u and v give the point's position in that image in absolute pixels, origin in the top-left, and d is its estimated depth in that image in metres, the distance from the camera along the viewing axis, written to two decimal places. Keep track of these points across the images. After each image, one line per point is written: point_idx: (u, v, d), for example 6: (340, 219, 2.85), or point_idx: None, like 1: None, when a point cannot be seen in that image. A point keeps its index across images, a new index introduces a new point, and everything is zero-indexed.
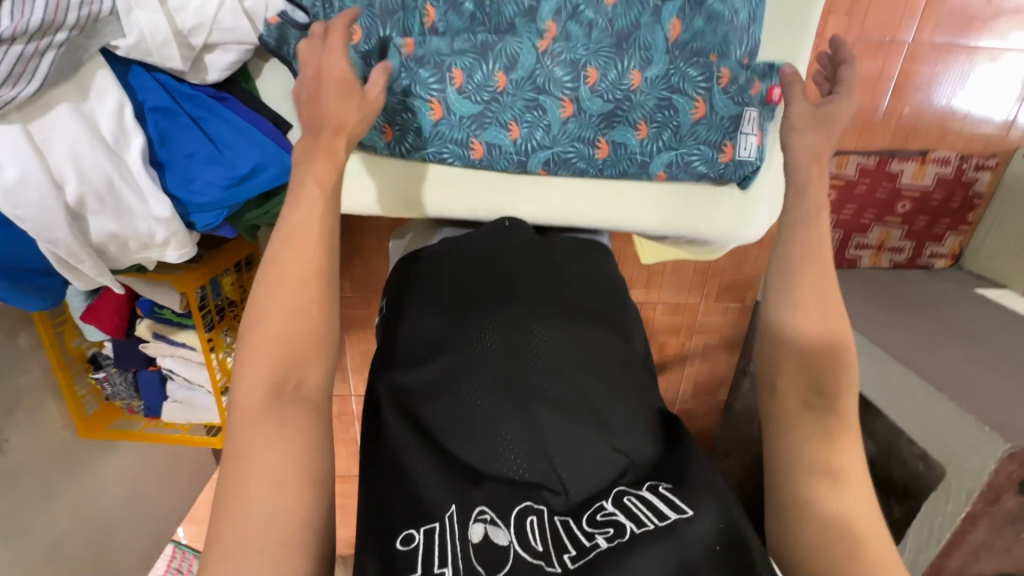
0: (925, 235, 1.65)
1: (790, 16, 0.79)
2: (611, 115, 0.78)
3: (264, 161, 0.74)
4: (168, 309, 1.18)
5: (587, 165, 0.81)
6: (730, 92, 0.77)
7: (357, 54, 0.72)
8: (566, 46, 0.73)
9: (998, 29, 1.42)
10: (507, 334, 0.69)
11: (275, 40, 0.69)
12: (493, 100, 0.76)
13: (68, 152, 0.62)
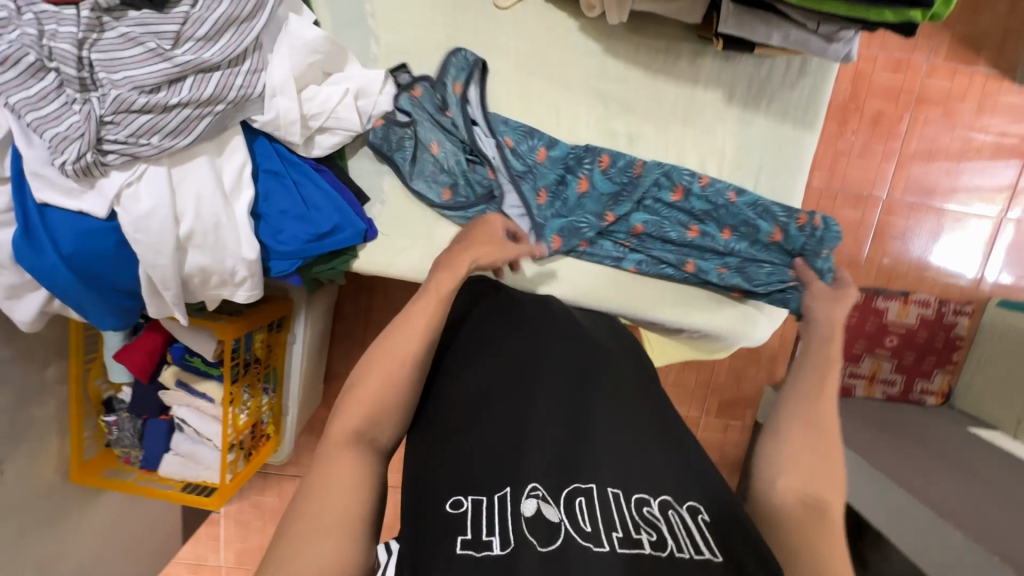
0: (914, 370, 1.75)
1: (788, 154, 0.93)
2: (708, 213, 0.91)
3: (343, 223, 0.86)
4: (198, 356, 1.23)
5: (673, 273, 0.93)
6: (804, 230, 0.90)
7: (450, 151, 0.88)
8: (667, 214, 0.91)
9: (959, 197, 1.66)
10: (568, 371, 0.73)
11: (379, 138, 0.87)
12: (608, 195, 0.90)
13: (194, 194, 0.73)
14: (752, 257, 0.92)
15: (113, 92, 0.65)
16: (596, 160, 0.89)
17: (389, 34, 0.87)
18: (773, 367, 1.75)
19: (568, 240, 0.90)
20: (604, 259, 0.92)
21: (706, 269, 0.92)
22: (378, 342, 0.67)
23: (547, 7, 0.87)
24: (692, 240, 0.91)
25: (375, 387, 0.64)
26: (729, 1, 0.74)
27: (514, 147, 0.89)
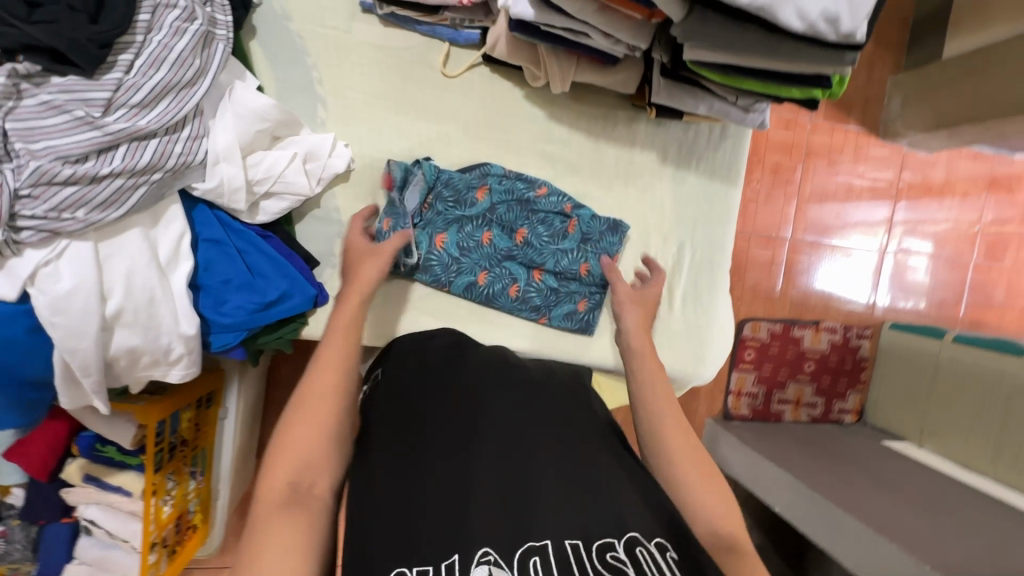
0: (831, 392, 1.94)
1: (719, 211, 1.03)
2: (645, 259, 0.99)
3: (292, 289, 0.82)
4: (111, 445, 1.08)
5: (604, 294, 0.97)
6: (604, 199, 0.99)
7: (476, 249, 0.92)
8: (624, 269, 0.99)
9: (847, 234, 1.89)
10: (521, 410, 0.71)
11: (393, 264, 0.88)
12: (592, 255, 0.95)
13: (125, 269, 0.67)
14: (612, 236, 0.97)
15: (31, 164, 0.59)
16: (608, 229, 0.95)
17: (338, 99, 0.86)
18: (711, 400, 1.85)
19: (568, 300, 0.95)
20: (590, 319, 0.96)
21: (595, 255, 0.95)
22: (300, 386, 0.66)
23: (492, 76, 0.91)
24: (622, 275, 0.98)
25: (304, 439, 0.62)
26: (660, 76, 0.82)
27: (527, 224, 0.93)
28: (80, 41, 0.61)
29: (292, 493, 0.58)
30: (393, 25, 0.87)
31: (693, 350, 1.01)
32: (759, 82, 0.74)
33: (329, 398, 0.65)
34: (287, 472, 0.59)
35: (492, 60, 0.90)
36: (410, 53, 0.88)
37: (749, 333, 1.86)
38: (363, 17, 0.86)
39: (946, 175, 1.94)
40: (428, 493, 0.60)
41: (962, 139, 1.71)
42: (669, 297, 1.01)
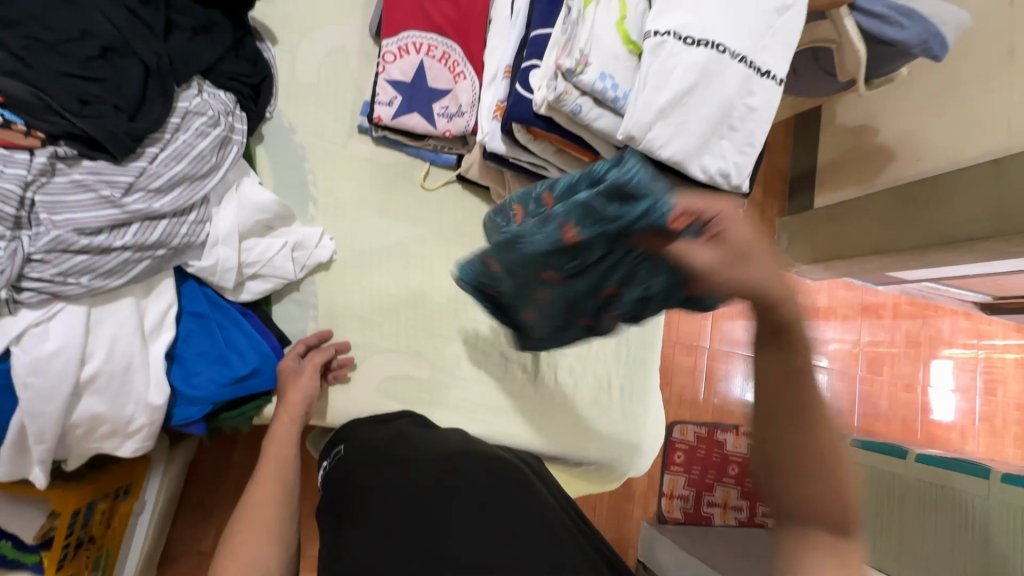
0: (753, 495, 2.08)
1: (648, 314, 1.20)
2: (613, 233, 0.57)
3: (263, 366, 0.85)
4: (8, 539, 0.98)
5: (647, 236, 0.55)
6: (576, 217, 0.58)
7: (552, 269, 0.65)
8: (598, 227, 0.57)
9: None
10: (492, 467, 0.75)
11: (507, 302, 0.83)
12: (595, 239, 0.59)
13: (110, 336, 0.70)
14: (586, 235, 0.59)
15: (50, 233, 0.65)
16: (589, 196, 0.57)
17: (329, 199, 0.99)
18: (645, 501, 1.93)
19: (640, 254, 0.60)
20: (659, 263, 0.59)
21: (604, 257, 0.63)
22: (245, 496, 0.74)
23: (464, 191, 1.08)
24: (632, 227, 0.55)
25: (254, 536, 0.68)
26: None
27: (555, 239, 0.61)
28: (119, 134, 0.70)
29: (248, 569, 0.64)
30: (384, 144, 1.04)
31: (630, 437, 1.12)
32: None
33: (269, 505, 0.73)
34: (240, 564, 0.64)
35: (465, 179, 1.08)
36: (396, 168, 1.04)
37: (677, 436, 2.00)
38: (359, 136, 1.02)
39: (829, 300, 2.30)
40: (404, 534, 0.64)
41: (837, 271, 2.08)
42: (609, 386, 1.13)
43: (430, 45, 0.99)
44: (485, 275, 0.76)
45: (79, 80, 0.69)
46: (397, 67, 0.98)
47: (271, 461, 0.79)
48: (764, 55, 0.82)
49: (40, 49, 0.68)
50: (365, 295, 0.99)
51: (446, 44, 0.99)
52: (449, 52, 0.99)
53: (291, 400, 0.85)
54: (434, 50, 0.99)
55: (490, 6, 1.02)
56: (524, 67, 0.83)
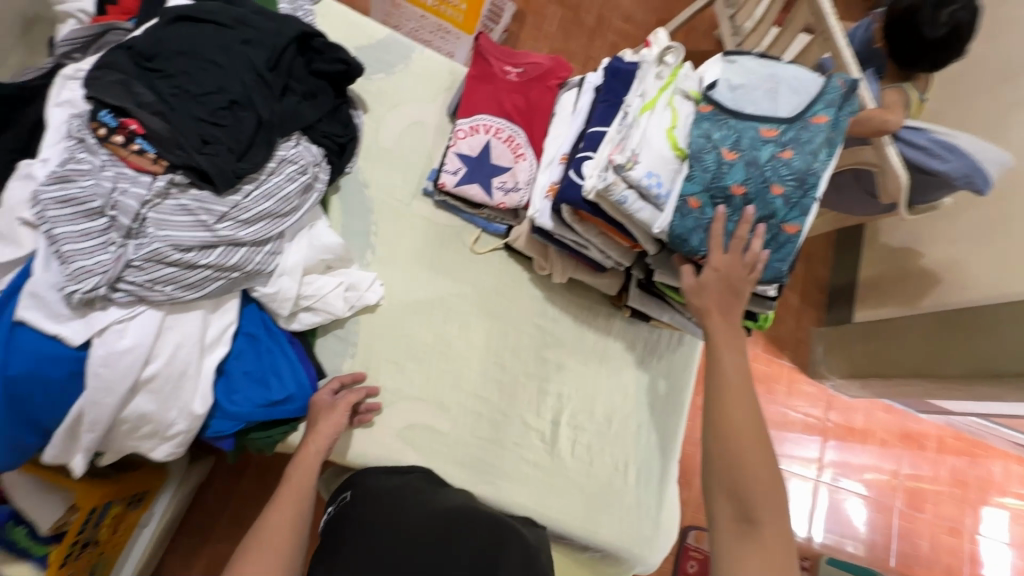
0: None
1: (672, 401, 1.20)
2: (759, 165, 0.85)
3: (297, 393, 0.90)
4: (24, 526, 0.99)
5: (755, 141, 0.86)
6: (770, 162, 0.85)
7: (791, 156, 0.86)
8: (759, 143, 0.86)
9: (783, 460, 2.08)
10: (489, 529, 0.76)
11: (802, 192, 0.86)
12: (772, 160, 0.85)
13: (174, 343, 0.77)
14: (752, 172, 0.85)
15: (152, 245, 0.74)
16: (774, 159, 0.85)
17: (386, 249, 1.08)
18: None
19: (751, 153, 0.85)
20: (766, 151, 0.85)
21: (771, 151, 0.85)
22: (263, 516, 0.77)
23: (508, 259, 1.15)
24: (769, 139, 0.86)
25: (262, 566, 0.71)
26: (635, 286, 1.08)
27: (780, 152, 0.86)
28: (225, 171, 0.81)
29: None
30: (443, 208, 1.14)
31: (640, 526, 1.09)
32: None
33: (285, 531, 0.76)
34: None
35: (512, 248, 1.15)
36: (450, 230, 1.13)
37: (691, 542, 1.88)
38: (421, 198, 1.13)
39: (865, 421, 2.20)
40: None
41: (875, 391, 2.01)
42: (625, 470, 1.11)
43: (498, 128, 1.11)
44: (810, 151, 0.87)
45: (205, 122, 0.81)
46: (466, 144, 1.09)
47: (292, 483, 0.82)
48: (812, 164, 0.86)
49: (182, 96, 0.81)
50: (401, 342, 1.05)
51: (512, 129, 1.11)
52: (513, 136, 1.10)
53: (317, 430, 0.88)
54: (501, 133, 1.10)
55: (556, 102, 1.14)
56: (579, 155, 0.91)
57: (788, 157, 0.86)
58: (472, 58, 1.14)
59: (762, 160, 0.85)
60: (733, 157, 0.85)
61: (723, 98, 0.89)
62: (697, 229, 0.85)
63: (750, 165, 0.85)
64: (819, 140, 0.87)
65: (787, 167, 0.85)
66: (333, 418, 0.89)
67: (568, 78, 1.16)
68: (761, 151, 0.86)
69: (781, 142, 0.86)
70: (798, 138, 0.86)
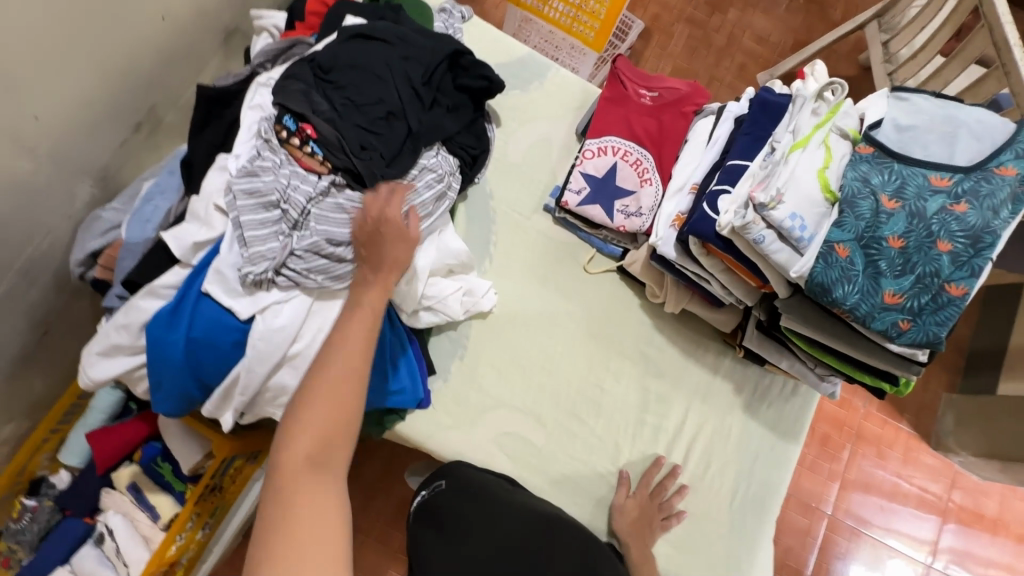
0: None
1: (778, 455, 1.11)
2: (923, 217, 0.77)
3: (407, 387, 0.97)
4: (168, 464, 1.14)
5: (921, 190, 0.79)
6: (937, 214, 0.77)
7: (965, 209, 0.77)
8: (926, 193, 0.78)
9: (888, 533, 1.86)
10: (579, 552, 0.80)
11: (975, 251, 0.77)
12: (940, 213, 0.77)
13: (318, 326, 0.85)
14: (915, 224, 0.78)
15: (312, 237, 0.82)
16: (942, 212, 0.77)
17: (502, 259, 1.11)
18: None
19: (914, 203, 0.78)
20: (933, 203, 0.78)
21: (940, 203, 0.78)
22: (323, 351, 0.72)
23: (620, 282, 1.14)
24: (938, 189, 0.78)
25: (324, 413, 0.68)
26: (754, 327, 1.02)
27: (951, 204, 0.78)
28: (376, 175, 0.88)
29: (316, 435, 0.67)
30: (561, 225, 1.15)
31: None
32: (843, 361, 0.90)
33: (349, 379, 0.70)
34: (313, 439, 0.67)
35: (625, 272, 1.14)
36: (565, 246, 1.14)
37: None
38: (541, 213, 1.15)
39: (1000, 510, 1.90)
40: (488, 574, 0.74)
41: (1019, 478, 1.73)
42: (717, 518, 1.06)
43: (626, 151, 1.10)
44: (992, 205, 0.77)
45: (364, 130, 0.89)
46: (592, 164, 1.10)
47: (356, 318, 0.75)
48: (991, 221, 0.77)
49: (349, 104, 0.90)
50: (507, 351, 1.07)
51: (641, 152, 1.10)
52: (642, 160, 1.10)
53: (391, 262, 0.79)
54: (629, 156, 1.10)
55: (690, 128, 1.11)
56: (714, 188, 0.89)
57: (961, 211, 0.77)
58: (607, 80, 1.15)
59: (927, 212, 0.78)
60: (891, 206, 0.78)
61: (885, 141, 0.83)
62: (843, 280, 0.78)
63: (912, 215, 0.78)
64: (1005, 193, 0.77)
65: (958, 222, 0.77)
66: (400, 239, 0.80)
67: (705, 104, 1.12)
68: (927, 202, 0.78)
69: (953, 193, 0.78)
70: (977, 190, 0.77)
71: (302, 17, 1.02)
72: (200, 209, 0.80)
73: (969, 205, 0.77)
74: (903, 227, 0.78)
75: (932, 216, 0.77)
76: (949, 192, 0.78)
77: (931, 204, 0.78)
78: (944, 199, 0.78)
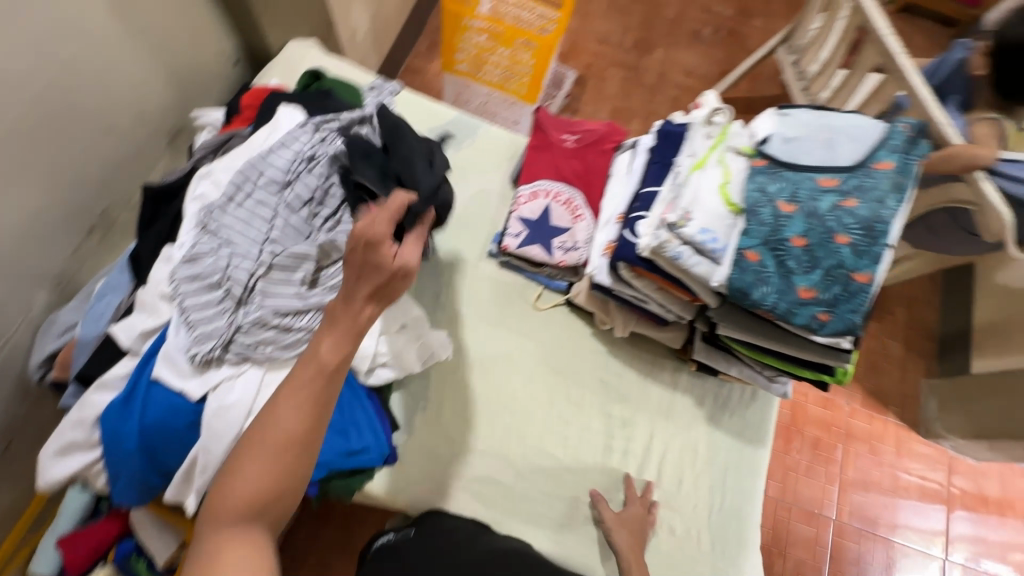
0: None
1: (749, 462, 1.12)
2: (819, 215, 0.84)
3: (372, 444, 0.98)
4: (144, 559, 1.12)
5: (813, 192, 0.85)
6: (831, 212, 0.84)
7: (854, 205, 0.84)
8: (818, 194, 0.85)
9: (901, 533, 1.83)
10: None
11: (872, 240, 0.83)
12: (833, 210, 0.84)
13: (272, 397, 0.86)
14: (813, 223, 0.84)
15: (257, 312, 0.86)
16: (835, 209, 0.84)
17: (454, 308, 1.16)
18: None
19: (809, 204, 0.85)
20: (826, 202, 0.84)
21: (832, 201, 0.84)
22: (266, 416, 0.70)
23: (570, 315, 1.18)
24: (828, 189, 0.85)
25: (259, 472, 0.68)
26: (699, 339, 1.06)
27: (842, 201, 0.84)
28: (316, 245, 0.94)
29: (251, 490, 0.67)
30: (508, 268, 1.21)
31: None
32: (782, 361, 0.94)
33: (283, 443, 0.69)
34: (253, 496, 0.67)
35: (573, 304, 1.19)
36: (514, 288, 1.19)
37: None
38: (487, 259, 1.21)
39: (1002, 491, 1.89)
40: None
41: (1008, 454, 1.74)
42: (697, 536, 1.06)
43: (557, 191, 1.18)
44: (877, 197, 0.84)
45: None
46: (527, 208, 1.17)
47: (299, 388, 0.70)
48: (880, 212, 0.83)
49: None
50: (468, 396, 1.10)
51: (570, 192, 1.18)
52: (572, 198, 1.17)
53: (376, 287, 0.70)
54: (560, 196, 1.17)
55: (612, 163, 1.20)
56: (632, 215, 0.95)
57: (851, 206, 0.84)
58: (532, 131, 1.24)
59: (822, 211, 0.84)
60: (789, 209, 0.85)
61: (776, 152, 0.90)
62: (758, 282, 0.83)
63: (809, 215, 0.84)
64: (886, 185, 0.84)
65: (851, 216, 0.83)
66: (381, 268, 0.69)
67: (623, 140, 1.22)
68: (821, 202, 0.85)
69: (842, 191, 0.85)
70: (861, 186, 0.85)
71: (239, 111, 1.11)
72: (148, 299, 0.84)
73: (857, 200, 0.84)
74: (803, 226, 0.84)
75: (827, 214, 0.84)
76: (838, 191, 0.85)
77: (825, 202, 0.84)
78: (835, 197, 0.85)
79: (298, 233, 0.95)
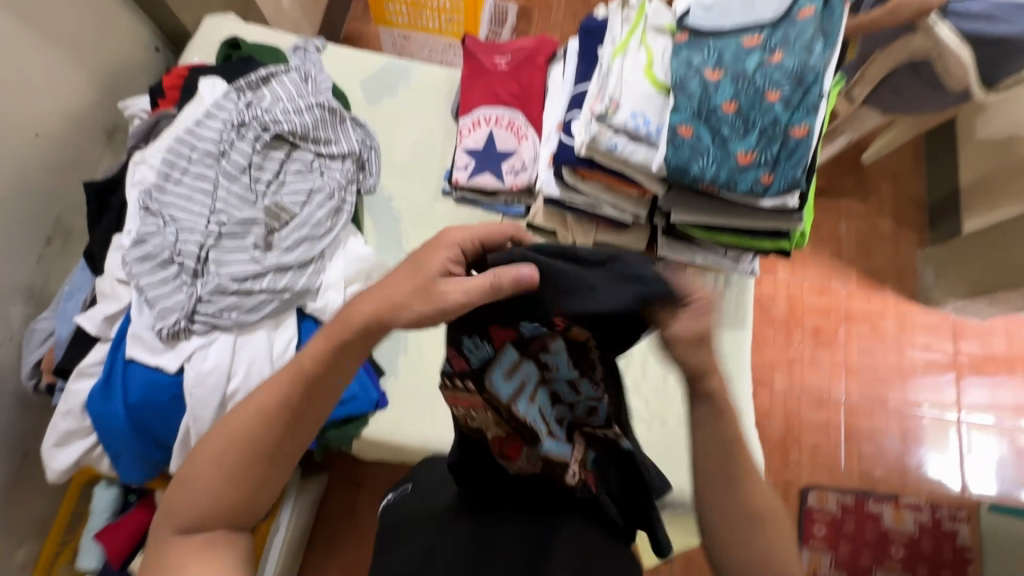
0: None
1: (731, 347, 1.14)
2: (747, 76, 0.82)
3: (359, 392, 1.03)
4: None
5: (738, 54, 0.83)
6: (758, 70, 0.82)
7: (781, 59, 0.82)
8: (743, 56, 0.83)
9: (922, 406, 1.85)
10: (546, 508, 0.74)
11: (803, 91, 0.81)
12: (761, 68, 0.82)
13: (248, 359, 0.89)
14: (741, 86, 0.82)
15: (214, 281, 0.88)
16: (762, 66, 0.82)
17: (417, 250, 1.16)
18: None
19: (735, 67, 0.83)
20: (752, 62, 0.83)
21: (758, 60, 0.83)
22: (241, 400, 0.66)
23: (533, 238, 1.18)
24: (753, 48, 0.83)
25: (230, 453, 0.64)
26: (661, 236, 1.06)
27: (768, 58, 0.83)
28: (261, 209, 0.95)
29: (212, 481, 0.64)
30: (464, 203, 1.20)
31: None
32: (737, 237, 0.93)
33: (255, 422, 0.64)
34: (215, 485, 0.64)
35: (535, 227, 1.18)
36: (473, 221, 1.19)
37: (815, 504, 1.77)
38: (442, 198, 1.20)
39: (1009, 348, 1.90)
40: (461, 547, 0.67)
41: (1009, 306, 1.74)
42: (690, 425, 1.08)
43: (497, 116, 1.16)
44: (803, 47, 0.82)
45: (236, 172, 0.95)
46: (471, 139, 1.16)
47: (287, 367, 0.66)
48: (808, 61, 0.82)
49: None
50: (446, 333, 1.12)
51: (511, 113, 1.16)
52: (513, 119, 1.15)
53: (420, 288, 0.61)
54: (501, 120, 1.16)
55: (547, 79, 1.17)
56: (566, 117, 0.94)
57: (777, 60, 0.82)
58: (462, 60, 1.21)
59: (749, 71, 0.82)
60: (716, 76, 0.83)
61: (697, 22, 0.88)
62: (695, 156, 0.82)
63: (738, 78, 0.82)
64: (811, 33, 0.83)
65: (778, 70, 0.82)
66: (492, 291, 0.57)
67: (555, 52, 1.20)
68: (747, 63, 0.83)
69: (767, 48, 0.83)
70: (785, 40, 0.83)
71: (162, 93, 1.09)
72: (107, 286, 0.86)
73: (783, 53, 0.82)
74: (732, 90, 0.82)
75: (754, 73, 0.82)
76: (763, 47, 0.83)
77: (751, 62, 0.83)
78: (761, 55, 0.83)
79: (243, 201, 0.96)
